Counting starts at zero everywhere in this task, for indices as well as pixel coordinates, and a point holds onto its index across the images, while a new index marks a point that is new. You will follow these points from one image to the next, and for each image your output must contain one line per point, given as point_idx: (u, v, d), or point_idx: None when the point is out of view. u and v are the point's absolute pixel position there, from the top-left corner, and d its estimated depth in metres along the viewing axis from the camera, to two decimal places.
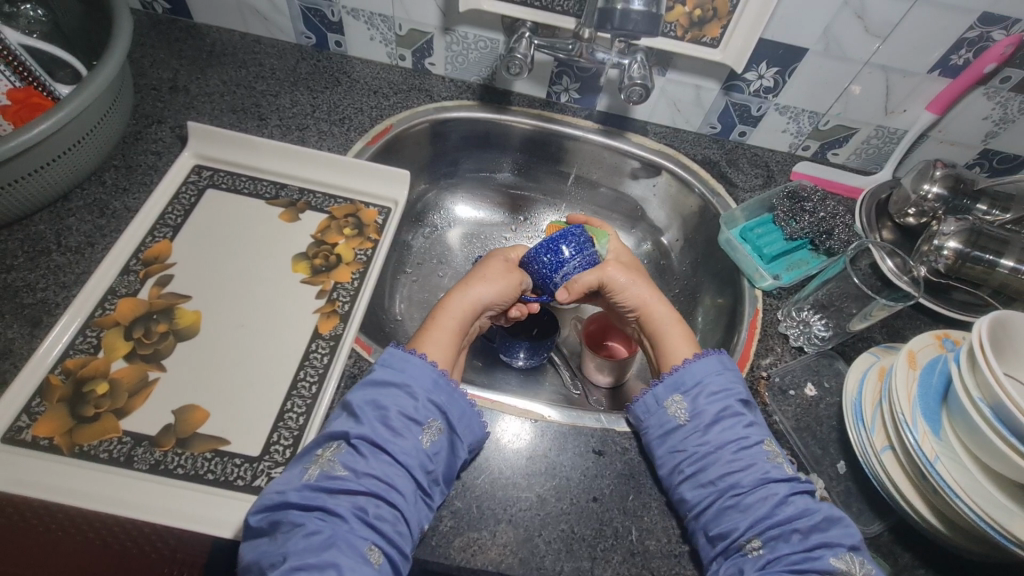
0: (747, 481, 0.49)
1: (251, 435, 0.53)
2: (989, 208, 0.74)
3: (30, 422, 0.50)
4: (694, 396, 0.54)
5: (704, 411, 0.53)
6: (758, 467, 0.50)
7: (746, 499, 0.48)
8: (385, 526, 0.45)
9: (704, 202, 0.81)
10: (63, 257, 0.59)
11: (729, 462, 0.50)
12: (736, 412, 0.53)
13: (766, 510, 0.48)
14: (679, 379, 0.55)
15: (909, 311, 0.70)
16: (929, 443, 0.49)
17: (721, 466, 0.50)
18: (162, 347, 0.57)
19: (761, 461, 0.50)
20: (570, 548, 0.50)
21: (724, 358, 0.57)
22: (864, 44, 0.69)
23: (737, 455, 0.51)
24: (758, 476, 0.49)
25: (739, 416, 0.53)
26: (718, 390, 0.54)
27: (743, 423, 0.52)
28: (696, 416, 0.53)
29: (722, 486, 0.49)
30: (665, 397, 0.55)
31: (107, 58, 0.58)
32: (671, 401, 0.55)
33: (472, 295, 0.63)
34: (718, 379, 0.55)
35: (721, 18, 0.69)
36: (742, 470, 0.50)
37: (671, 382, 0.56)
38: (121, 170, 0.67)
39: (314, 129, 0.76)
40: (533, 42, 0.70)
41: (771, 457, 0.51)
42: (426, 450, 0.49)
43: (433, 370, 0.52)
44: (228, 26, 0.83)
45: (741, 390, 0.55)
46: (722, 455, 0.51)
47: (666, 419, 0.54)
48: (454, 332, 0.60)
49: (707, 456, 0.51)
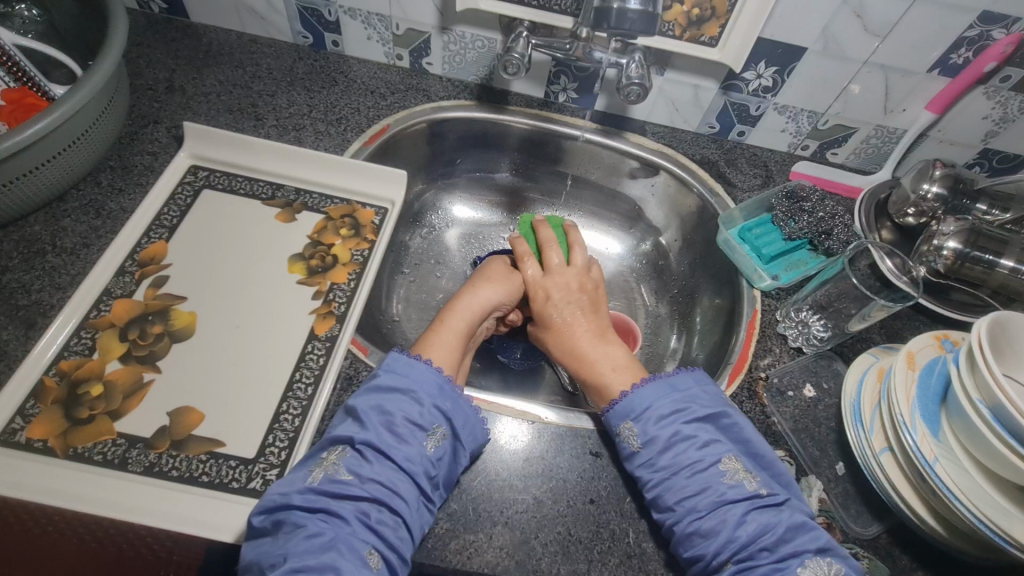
0: (705, 504, 0.48)
1: (247, 437, 0.53)
2: (988, 208, 0.74)
3: (24, 424, 0.50)
4: (644, 421, 0.52)
5: (655, 437, 0.51)
6: (714, 490, 0.48)
7: (708, 523, 0.47)
8: (386, 531, 0.45)
9: (703, 202, 0.81)
10: (58, 258, 0.59)
11: (684, 486, 0.49)
12: (687, 435, 0.51)
13: (729, 533, 0.46)
14: (624, 408, 0.54)
15: (909, 311, 0.70)
16: (929, 444, 0.49)
17: (676, 492, 0.49)
18: (158, 348, 0.57)
19: (717, 482, 0.49)
20: (566, 550, 0.49)
21: (675, 379, 0.55)
22: (863, 44, 0.69)
23: (691, 479, 0.49)
24: (714, 499, 0.48)
25: (690, 439, 0.51)
26: (667, 413, 0.52)
27: (697, 445, 0.51)
28: (648, 442, 0.51)
29: (682, 511, 0.48)
30: (616, 425, 0.54)
31: (103, 58, 0.58)
32: (622, 428, 0.53)
33: (480, 297, 0.63)
34: (665, 402, 0.53)
35: (719, 17, 0.69)
36: (699, 493, 0.48)
37: (619, 410, 0.54)
38: (118, 170, 0.67)
39: (311, 129, 0.75)
40: (531, 42, 0.70)
41: (729, 475, 0.49)
42: (430, 456, 0.49)
43: (439, 376, 0.52)
44: (225, 26, 0.83)
45: (696, 408, 0.53)
46: (676, 480, 0.49)
47: (621, 447, 0.53)
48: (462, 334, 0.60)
49: (661, 482, 0.50)
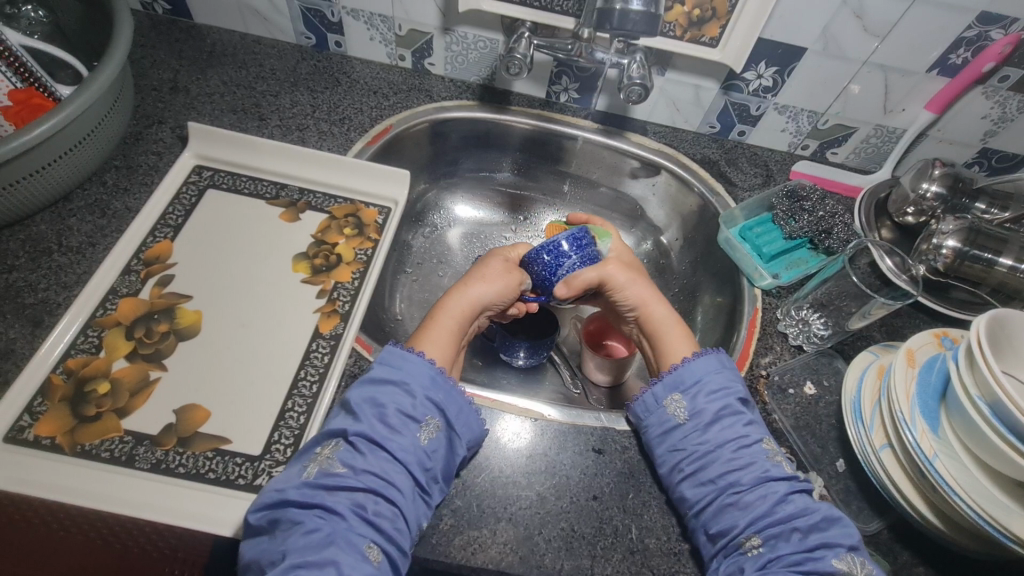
0: (747, 479, 0.49)
1: (252, 434, 0.53)
2: (988, 207, 0.74)
3: (32, 421, 0.51)
4: (694, 395, 0.54)
5: (703, 410, 0.53)
6: (758, 465, 0.50)
7: (745, 497, 0.49)
8: (384, 523, 0.45)
9: (704, 201, 0.82)
10: (64, 257, 0.59)
11: (729, 459, 0.51)
12: (735, 410, 0.53)
13: (766, 508, 0.48)
14: (678, 378, 0.56)
15: (908, 310, 0.71)
16: (927, 441, 0.49)
17: (721, 465, 0.50)
18: (164, 347, 0.57)
19: (761, 459, 0.51)
20: (570, 546, 0.50)
21: (723, 357, 0.57)
22: (863, 44, 0.69)
23: (737, 453, 0.51)
24: (757, 475, 0.49)
25: (739, 414, 0.53)
26: (717, 389, 0.54)
27: (743, 421, 0.53)
28: (695, 415, 0.53)
29: (722, 484, 0.50)
30: (664, 396, 0.55)
31: (108, 58, 0.59)
32: (670, 400, 0.55)
33: (469, 295, 0.62)
34: (716, 377, 0.55)
35: (720, 18, 0.69)
36: (742, 468, 0.50)
37: (671, 381, 0.56)
38: (122, 170, 0.67)
39: (314, 129, 0.76)
40: (533, 42, 0.70)
41: (770, 455, 0.51)
42: (424, 447, 0.49)
43: (431, 368, 0.53)
44: (228, 27, 0.83)
45: (740, 388, 0.55)
46: (721, 453, 0.51)
47: (666, 418, 0.54)
48: (454, 333, 0.59)
49: (706, 454, 0.51)
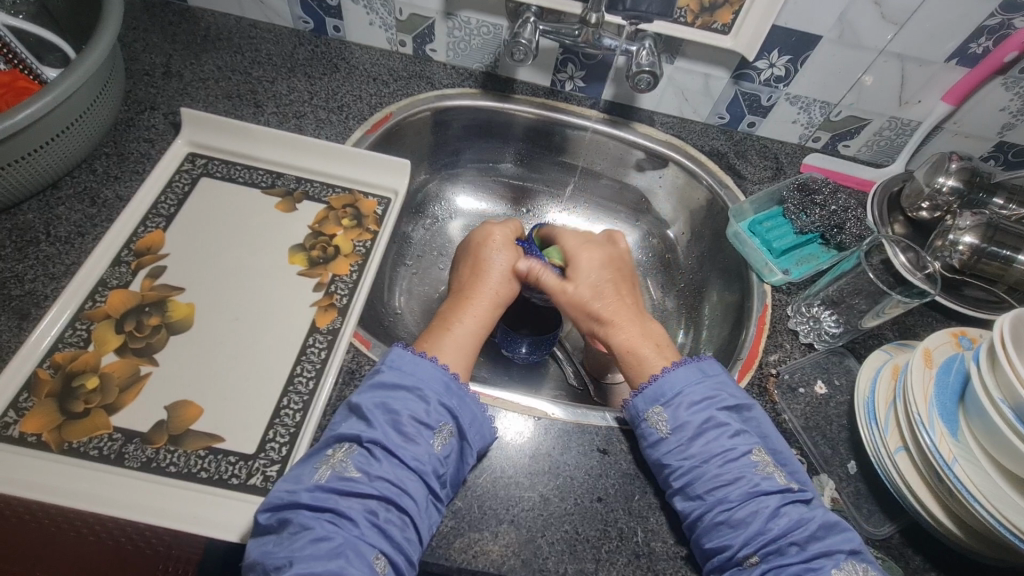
0: (736, 495, 0.47)
1: (247, 432, 0.52)
2: (1005, 203, 0.72)
3: (18, 417, 0.49)
4: (675, 408, 0.52)
5: (686, 424, 0.51)
6: (747, 480, 0.48)
7: (737, 514, 0.47)
8: (395, 532, 0.44)
9: (712, 194, 0.79)
10: (52, 247, 0.57)
11: (716, 476, 0.48)
12: (720, 422, 0.51)
13: (759, 525, 0.46)
14: (656, 392, 0.53)
15: (922, 308, 0.69)
16: (947, 444, 0.48)
17: (707, 481, 0.48)
18: (154, 341, 0.55)
19: (750, 473, 0.48)
20: (573, 549, 0.48)
21: (705, 365, 0.55)
22: (881, 32, 0.67)
23: (724, 468, 0.49)
24: (746, 490, 0.47)
25: (723, 426, 0.51)
26: (699, 399, 0.52)
27: (727, 434, 0.50)
28: (678, 429, 0.51)
29: (710, 500, 0.48)
30: (644, 410, 0.53)
31: (95, 42, 0.56)
32: (651, 414, 0.53)
33: (464, 287, 0.64)
34: (697, 388, 0.53)
35: (732, 4, 0.67)
36: (729, 483, 0.48)
37: (649, 394, 0.53)
38: (113, 158, 0.65)
39: (312, 117, 0.74)
40: (538, 27, 0.68)
41: (760, 467, 0.49)
42: (438, 454, 0.47)
43: (445, 374, 0.51)
44: (223, 10, 0.81)
45: (726, 396, 0.53)
46: (707, 469, 0.49)
47: (648, 432, 0.52)
48: (472, 334, 0.57)
49: (690, 470, 0.49)
